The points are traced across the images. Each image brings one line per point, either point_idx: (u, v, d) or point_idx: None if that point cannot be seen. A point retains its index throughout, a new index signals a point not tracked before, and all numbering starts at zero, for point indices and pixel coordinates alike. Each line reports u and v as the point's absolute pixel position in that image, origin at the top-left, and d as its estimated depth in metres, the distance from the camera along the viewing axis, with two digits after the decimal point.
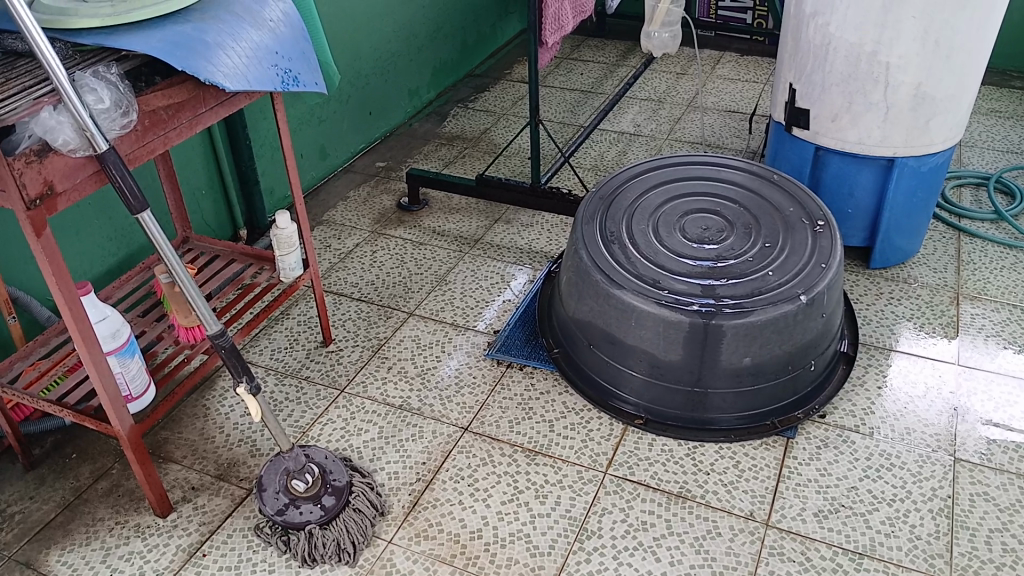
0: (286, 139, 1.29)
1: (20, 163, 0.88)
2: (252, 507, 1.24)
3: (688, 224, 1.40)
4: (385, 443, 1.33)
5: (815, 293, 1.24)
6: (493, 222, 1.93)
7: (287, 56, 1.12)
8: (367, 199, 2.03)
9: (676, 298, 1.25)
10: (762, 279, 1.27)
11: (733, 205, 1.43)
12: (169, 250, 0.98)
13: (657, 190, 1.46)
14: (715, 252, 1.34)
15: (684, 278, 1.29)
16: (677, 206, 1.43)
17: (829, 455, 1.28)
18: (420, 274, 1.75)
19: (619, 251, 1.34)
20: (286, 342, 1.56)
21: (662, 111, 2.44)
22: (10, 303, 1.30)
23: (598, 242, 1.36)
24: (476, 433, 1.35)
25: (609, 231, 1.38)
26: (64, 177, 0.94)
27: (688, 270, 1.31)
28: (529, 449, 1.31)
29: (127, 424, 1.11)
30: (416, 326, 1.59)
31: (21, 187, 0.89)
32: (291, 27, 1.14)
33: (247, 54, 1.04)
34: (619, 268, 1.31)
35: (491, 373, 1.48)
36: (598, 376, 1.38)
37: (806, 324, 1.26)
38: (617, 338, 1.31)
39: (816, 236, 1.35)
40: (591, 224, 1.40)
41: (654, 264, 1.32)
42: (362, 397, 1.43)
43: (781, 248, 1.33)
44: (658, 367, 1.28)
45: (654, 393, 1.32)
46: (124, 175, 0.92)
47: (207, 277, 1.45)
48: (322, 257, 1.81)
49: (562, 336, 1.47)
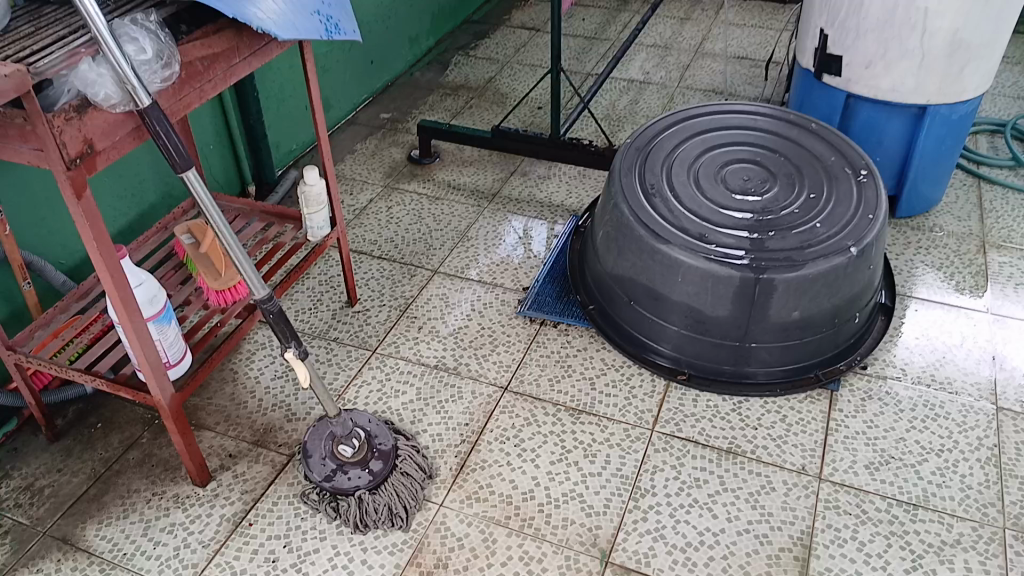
0: (315, 91, 1.22)
1: (60, 119, 0.81)
2: (294, 474, 1.20)
3: (728, 175, 1.36)
4: (425, 404, 1.30)
5: (864, 245, 1.22)
6: (508, 174, 1.88)
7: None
8: (376, 152, 1.96)
9: (724, 252, 1.22)
10: (811, 231, 1.25)
11: (772, 157, 1.39)
12: (219, 212, 0.92)
13: (694, 141, 1.43)
14: (758, 205, 1.31)
15: (730, 233, 1.26)
16: (714, 158, 1.39)
17: (874, 407, 1.28)
18: (441, 230, 1.70)
19: (661, 204, 1.31)
20: (310, 303, 1.51)
21: (669, 58, 2.38)
22: (25, 268, 1.24)
23: (639, 195, 1.33)
24: (515, 392, 1.32)
25: (649, 183, 1.35)
26: (103, 135, 0.86)
27: (734, 225, 1.28)
28: (574, 407, 1.29)
29: (167, 393, 1.07)
30: (442, 284, 1.55)
31: (61, 146, 0.82)
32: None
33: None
34: (663, 221, 1.28)
35: (525, 332, 1.45)
36: (637, 332, 1.35)
37: (854, 276, 1.24)
38: (660, 294, 1.28)
39: (860, 186, 1.32)
40: (630, 176, 1.36)
41: (698, 217, 1.29)
42: (396, 357, 1.39)
43: (826, 199, 1.31)
44: (704, 323, 1.26)
45: (698, 349, 1.30)
46: (168, 133, 0.86)
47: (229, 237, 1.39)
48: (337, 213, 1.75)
49: (596, 291, 1.44)
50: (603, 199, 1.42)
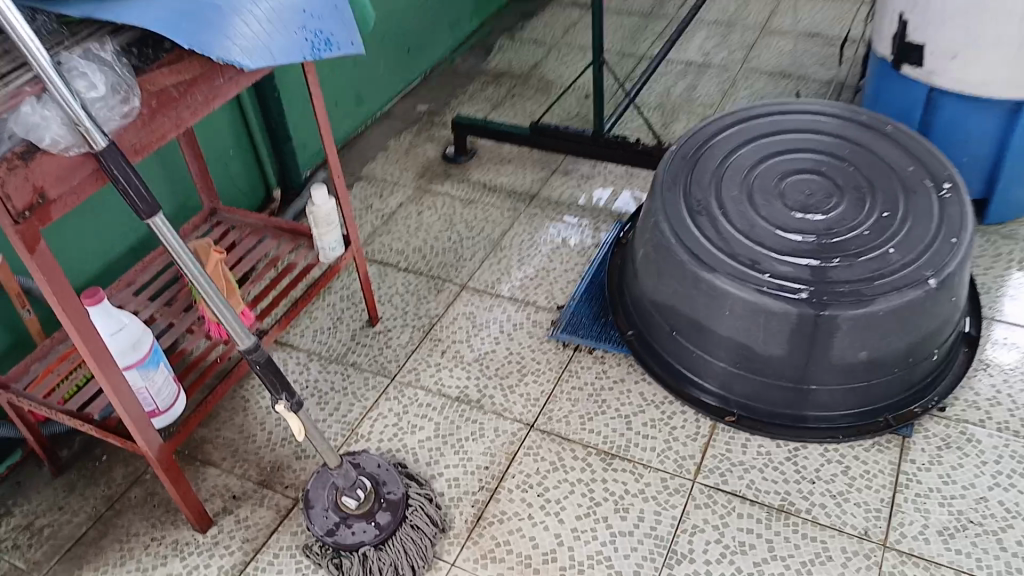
0: (319, 108, 1.10)
1: (2, 169, 0.72)
2: (299, 522, 1.12)
3: (786, 189, 1.20)
4: (443, 443, 1.19)
5: (946, 275, 1.05)
6: (549, 172, 1.73)
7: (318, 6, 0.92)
8: (410, 149, 1.84)
9: (779, 283, 1.06)
10: (882, 258, 1.08)
11: (839, 166, 1.22)
12: (192, 260, 0.82)
13: (748, 148, 1.26)
14: (820, 225, 1.14)
15: (785, 259, 1.10)
16: (771, 168, 1.23)
17: (954, 458, 1.11)
18: (472, 237, 1.58)
19: (708, 224, 1.15)
20: (327, 323, 1.41)
21: (732, 36, 2.18)
22: (24, 295, 1.17)
23: (683, 213, 1.17)
24: (543, 431, 1.20)
25: (694, 200, 1.19)
26: (57, 181, 0.78)
27: (791, 249, 1.12)
28: (606, 452, 1.16)
29: (155, 444, 0.99)
30: (470, 301, 1.43)
31: (4, 198, 0.74)
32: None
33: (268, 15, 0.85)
34: (709, 245, 1.12)
35: (557, 358, 1.32)
36: (680, 365, 1.21)
37: (932, 311, 1.07)
38: (705, 327, 1.13)
39: (943, 203, 1.14)
40: (673, 191, 1.21)
41: (749, 240, 1.13)
42: (415, 387, 1.28)
43: (902, 217, 1.13)
44: (754, 361, 1.11)
45: (748, 388, 1.15)
46: (128, 175, 0.76)
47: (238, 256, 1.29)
48: (364, 220, 1.64)
49: (636, 316, 1.30)
50: (645, 215, 1.27)
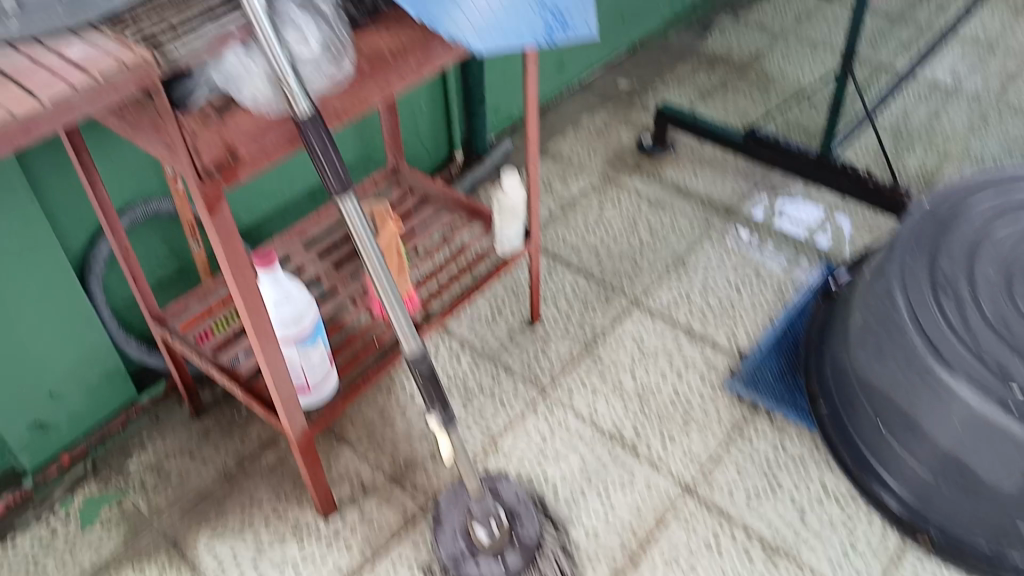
0: (531, 94, 0.96)
1: (193, 122, 0.65)
2: (422, 533, 1.04)
3: None
4: (587, 485, 1.08)
5: None
6: (752, 187, 1.54)
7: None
8: (603, 130, 1.69)
9: None
10: None
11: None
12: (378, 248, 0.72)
13: None
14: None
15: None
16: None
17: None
18: (654, 243, 1.43)
19: (954, 309, 0.98)
20: (490, 313, 1.31)
21: (995, 60, 1.87)
22: (195, 227, 1.13)
23: (926, 288, 1.00)
24: (701, 499, 1.06)
25: (944, 273, 1.01)
26: (251, 139, 0.69)
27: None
28: (769, 545, 1.01)
29: (298, 423, 0.91)
30: (641, 323, 1.29)
31: (193, 152, 0.66)
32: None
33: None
34: (953, 337, 0.96)
35: (729, 415, 1.16)
36: (871, 455, 1.04)
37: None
38: (921, 428, 0.96)
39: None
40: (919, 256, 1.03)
41: (1000, 341, 0.94)
42: (567, 410, 1.17)
43: None
44: (966, 480, 0.94)
45: (948, 509, 0.97)
46: (324, 149, 0.66)
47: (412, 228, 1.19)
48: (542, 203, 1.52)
49: (831, 384, 1.12)
50: (874, 275, 1.09)
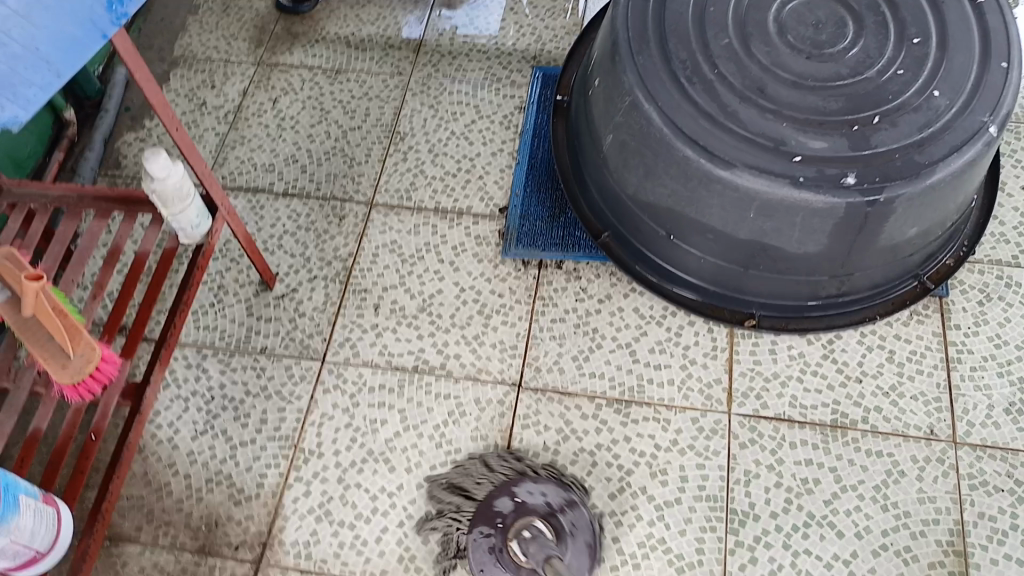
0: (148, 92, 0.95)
1: None
2: (281, 555, 1.14)
3: (795, 32, 1.17)
4: (418, 440, 1.22)
5: (947, 87, 1.10)
6: (517, 69, 1.62)
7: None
8: (427, 85, 1.62)
9: (782, 109, 1.10)
10: (857, 59, 1.14)
11: (839, 34, 1.16)
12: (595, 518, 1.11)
13: (765, 32, 1.16)
14: (812, 117, 1.10)
15: (778, 188, 1.06)
16: (775, 20, 1.17)
17: (907, 449, 1.17)
18: (444, 183, 1.48)
19: (703, 92, 1.11)
20: (288, 323, 1.34)
21: None
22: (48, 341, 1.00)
23: (670, 87, 1.12)
24: (533, 391, 1.24)
25: (682, 63, 1.13)
26: None
27: (789, 199, 1.06)
28: (574, 433, 1.20)
29: (65, 544, 0.94)
30: (525, 401, 1.23)
31: None
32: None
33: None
34: (689, 109, 1.10)
35: (518, 330, 1.31)
36: (656, 257, 1.28)
37: (865, 250, 1.14)
38: (676, 213, 1.17)
39: (928, 111, 1.08)
40: (656, 62, 1.14)
41: (742, 129, 1.09)
42: (382, 382, 1.27)
43: (931, 45, 1.14)
44: (726, 241, 1.16)
45: (707, 255, 1.21)
46: None
47: (147, 296, 1.13)
48: (309, 146, 1.56)
49: (612, 218, 1.31)
50: (611, 73, 1.19)
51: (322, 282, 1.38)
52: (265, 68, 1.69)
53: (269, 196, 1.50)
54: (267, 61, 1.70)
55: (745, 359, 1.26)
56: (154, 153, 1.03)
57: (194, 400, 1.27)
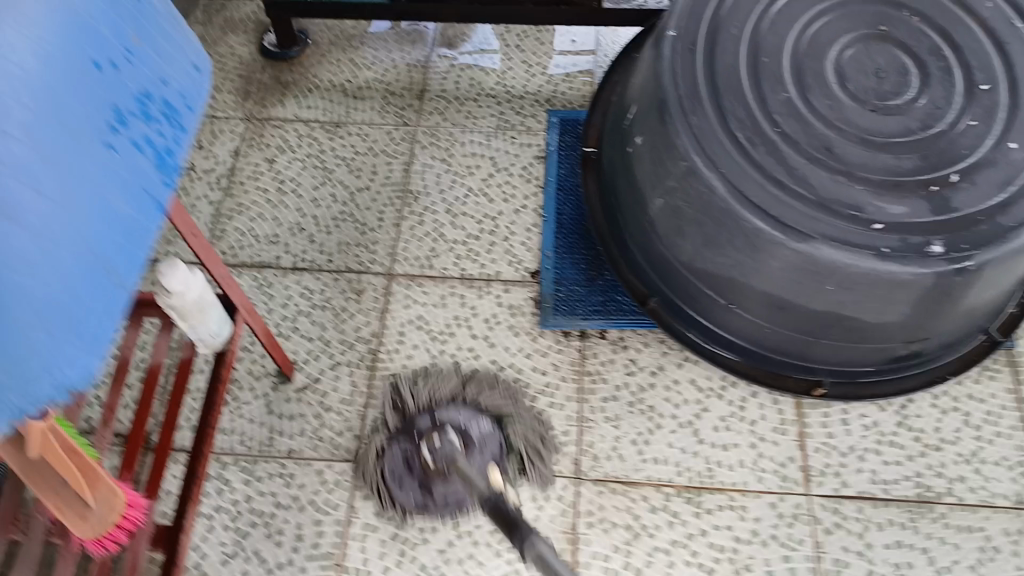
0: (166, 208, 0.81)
1: None
2: None
3: (854, 84, 1.07)
4: (475, 548, 1.13)
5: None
6: (530, 113, 1.51)
7: (165, 145, 0.61)
8: (434, 134, 1.50)
9: (852, 171, 0.99)
10: (924, 112, 1.04)
11: (901, 82, 1.07)
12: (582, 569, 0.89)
13: (823, 84, 1.06)
14: (886, 179, 0.99)
15: (861, 262, 0.96)
16: (833, 70, 1.07)
17: (999, 521, 1.12)
18: (468, 247, 1.37)
19: (766, 154, 0.99)
20: (315, 420, 1.23)
21: None
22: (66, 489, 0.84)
23: (732, 150, 1.00)
24: (594, 483, 1.17)
25: (741, 120, 1.01)
26: None
27: (872, 272, 0.97)
28: (645, 529, 1.13)
29: None
30: (587, 496, 1.16)
31: None
32: (39, 126, 0.50)
33: (34, 280, 0.50)
34: (754, 174, 0.99)
35: (568, 412, 1.22)
36: (711, 323, 1.18)
37: (944, 316, 1.06)
38: (741, 283, 1.08)
39: (1009, 165, 0.99)
40: (711, 119, 1.02)
41: (813, 193, 0.98)
42: (426, 483, 1.18)
43: (1001, 90, 1.05)
44: (797, 313, 1.08)
45: (773, 323, 1.11)
46: None
47: (167, 415, 1.01)
48: (315, 213, 1.43)
49: (659, 283, 1.21)
50: (660, 133, 1.07)
51: (346, 368, 1.27)
52: (256, 123, 1.55)
53: (276, 272, 1.37)
54: (257, 115, 1.56)
55: (817, 433, 1.20)
56: (170, 268, 0.93)
57: (219, 517, 1.17)
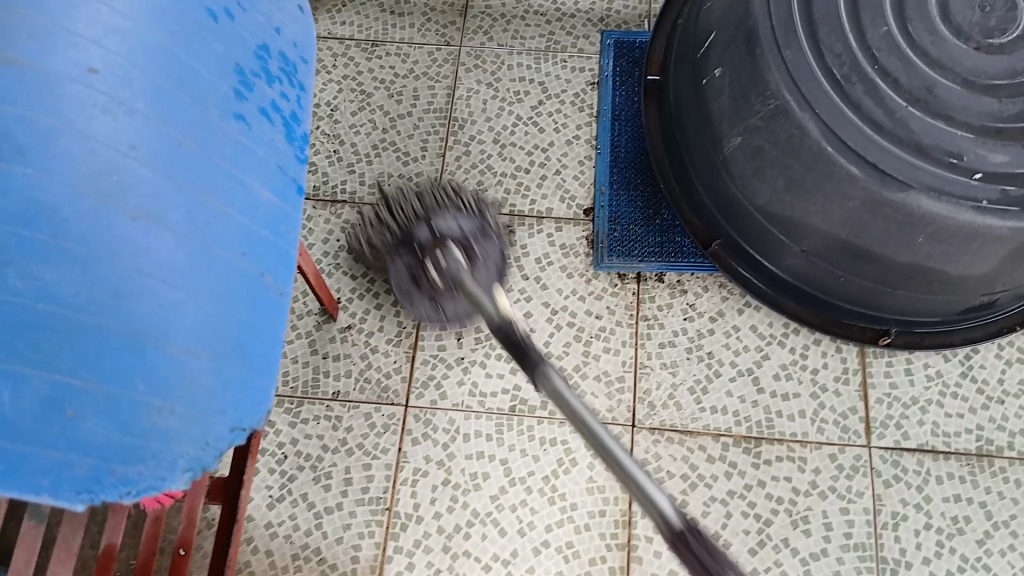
0: None
1: None
2: None
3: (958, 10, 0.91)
4: (528, 496, 1.11)
5: None
6: (582, 34, 1.41)
7: (292, 109, 0.63)
8: (480, 57, 1.40)
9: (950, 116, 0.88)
10: None
11: (1009, 15, 0.91)
12: None
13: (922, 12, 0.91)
14: (990, 125, 0.87)
15: (959, 215, 0.89)
16: None
17: None
18: (516, 180, 1.30)
19: (862, 96, 0.90)
20: (360, 361, 1.19)
21: None
22: None
23: (825, 89, 0.91)
24: (650, 431, 1.14)
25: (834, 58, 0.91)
26: None
27: (970, 225, 0.90)
28: (702, 479, 1.11)
29: None
30: (643, 445, 1.13)
31: None
32: (163, 108, 0.51)
33: (182, 293, 0.52)
34: (848, 118, 0.90)
35: (623, 358, 1.18)
36: (779, 268, 1.12)
37: None
38: (819, 228, 1.02)
39: None
40: (802, 56, 0.93)
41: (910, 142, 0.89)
42: (478, 429, 1.14)
43: None
44: (878, 262, 1.01)
45: (846, 271, 1.06)
46: None
47: None
48: (353, 140, 1.34)
49: (724, 225, 1.15)
50: (744, 66, 1.00)
51: (391, 308, 1.22)
52: None
53: (313, 203, 1.30)
54: None
55: (879, 383, 1.16)
56: None
57: (263, 459, 1.13)
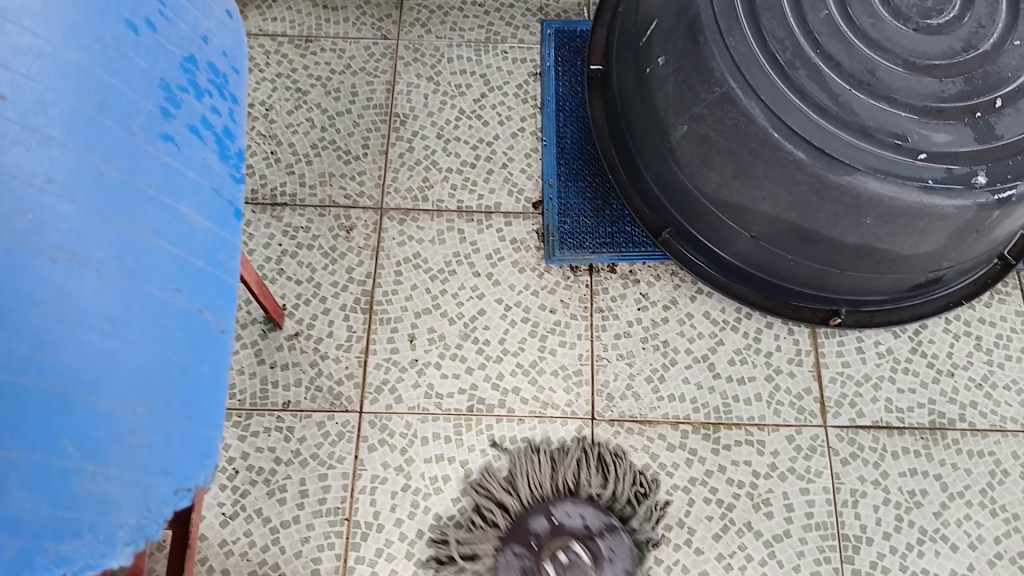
0: None
1: None
2: None
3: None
4: None
5: None
6: (521, 23, 1.39)
7: (223, 123, 0.68)
8: (418, 50, 1.37)
9: (893, 99, 0.91)
10: (967, 31, 0.94)
11: None
12: None
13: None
14: (931, 105, 0.91)
15: (906, 195, 0.90)
16: None
17: (1009, 445, 1.12)
18: (462, 175, 1.27)
19: (807, 80, 0.91)
20: (310, 368, 1.15)
21: None
22: None
23: (771, 75, 0.92)
24: (609, 423, 1.13)
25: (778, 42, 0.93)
26: None
27: (916, 206, 0.91)
28: (663, 468, 1.11)
29: None
30: (603, 438, 1.12)
31: None
32: (89, 140, 0.58)
33: (122, 340, 0.57)
34: (795, 103, 0.91)
35: (580, 351, 1.17)
36: (729, 255, 1.12)
37: (974, 245, 1.01)
38: (768, 214, 1.01)
39: None
40: (747, 41, 0.93)
41: (856, 122, 0.90)
42: (436, 431, 1.12)
43: None
44: (826, 245, 1.01)
45: (795, 255, 1.06)
46: None
47: None
48: (291, 140, 1.30)
49: (674, 213, 1.14)
50: (687, 53, 0.99)
51: (340, 312, 1.18)
52: None
53: (252, 207, 1.25)
54: None
55: (831, 362, 1.17)
56: None
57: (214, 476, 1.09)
